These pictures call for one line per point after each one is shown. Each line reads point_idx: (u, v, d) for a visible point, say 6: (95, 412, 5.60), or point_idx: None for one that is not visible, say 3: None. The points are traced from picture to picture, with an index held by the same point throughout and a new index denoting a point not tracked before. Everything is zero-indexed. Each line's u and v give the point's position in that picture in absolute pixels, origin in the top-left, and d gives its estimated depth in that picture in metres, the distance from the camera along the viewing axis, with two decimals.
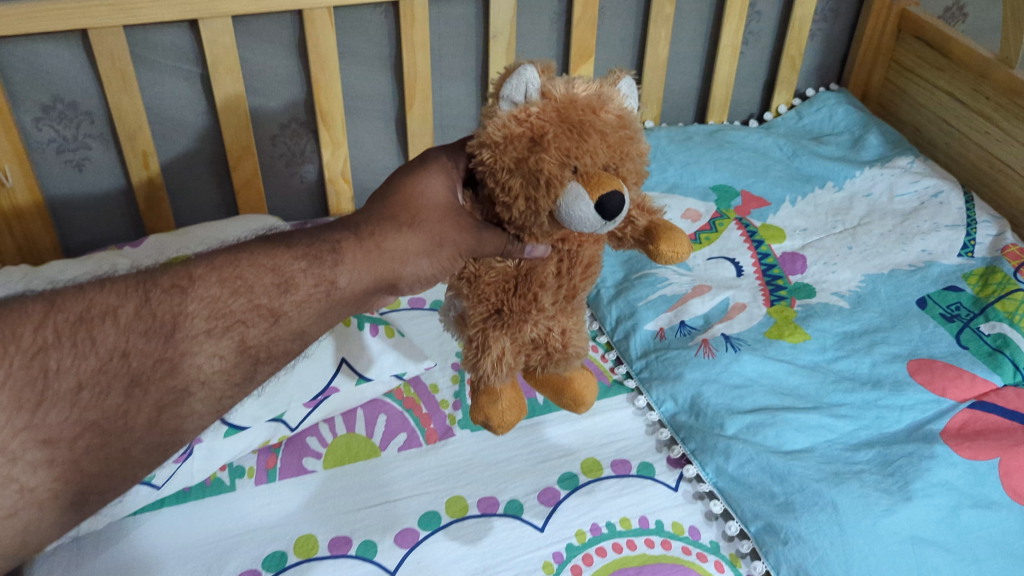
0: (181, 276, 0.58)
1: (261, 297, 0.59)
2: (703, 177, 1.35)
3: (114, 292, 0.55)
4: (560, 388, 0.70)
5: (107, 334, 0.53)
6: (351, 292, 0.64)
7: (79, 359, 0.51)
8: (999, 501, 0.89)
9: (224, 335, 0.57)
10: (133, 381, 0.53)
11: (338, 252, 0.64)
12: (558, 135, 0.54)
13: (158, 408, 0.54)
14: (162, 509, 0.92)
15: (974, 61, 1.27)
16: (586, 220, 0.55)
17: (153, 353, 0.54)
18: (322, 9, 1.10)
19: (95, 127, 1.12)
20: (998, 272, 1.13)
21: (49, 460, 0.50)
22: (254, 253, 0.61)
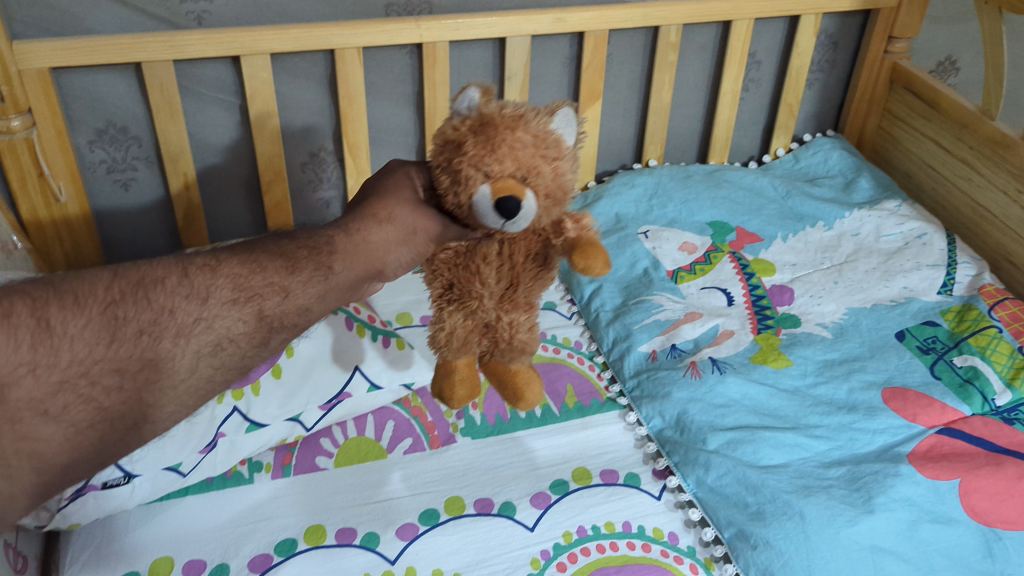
0: (211, 256, 0.69)
1: (273, 275, 0.70)
2: (701, 214, 1.44)
3: (160, 267, 0.67)
4: (506, 380, 0.83)
5: (159, 295, 0.64)
6: (347, 278, 0.73)
7: (139, 312, 0.63)
8: (958, 518, 0.95)
9: (247, 304, 0.68)
10: (180, 331, 0.64)
11: (333, 245, 0.74)
12: (474, 145, 0.67)
13: (198, 356, 0.64)
14: (186, 497, 1.01)
15: (959, 113, 1.35)
16: (489, 217, 0.65)
17: (193, 313, 0.65)
18: (353, 49, 1.21)
19: (142, 150, 1.24)
20: (973, 310, 1.21)
21: (120, 387, 0.60)
22: (266, 245, 0.73)
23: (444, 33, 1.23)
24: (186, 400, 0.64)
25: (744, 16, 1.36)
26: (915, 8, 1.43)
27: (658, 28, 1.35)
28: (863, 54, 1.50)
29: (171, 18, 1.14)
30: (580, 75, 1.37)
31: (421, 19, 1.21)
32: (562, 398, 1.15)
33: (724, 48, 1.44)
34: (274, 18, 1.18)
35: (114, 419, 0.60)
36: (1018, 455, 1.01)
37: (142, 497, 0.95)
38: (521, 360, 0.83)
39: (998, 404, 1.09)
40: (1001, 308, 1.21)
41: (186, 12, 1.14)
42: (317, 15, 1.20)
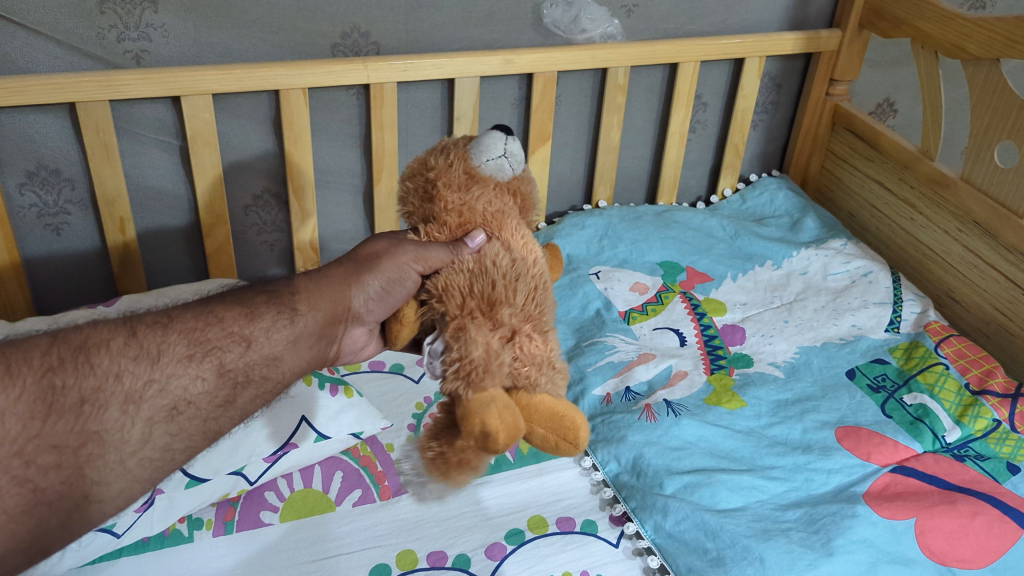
0: (162, 314, 0.67)
1: (232, 326, 0.68)
2: (651, 254, 1.44)
3: (106, 329, 0.63)
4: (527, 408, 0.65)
5: (103, 359, 0.61)
6: (312, 320, 0.72)
7: (81, 378, 0.60)
8: (916, 558, 0.95)
9: (204, 360, 0.65)
10: (128, 399, 0.61)
11: (297, 296, 0.73)
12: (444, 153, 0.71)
13: (151, 424, 0.62)
14: (121, 559, 0.95)
15: (899, 153, 1.38)
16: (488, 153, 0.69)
17: (143, 375, 0.62)
18: (298, 89, 1.18)
19: (76, 194, 1.19)
20: (920, 347, 1.23)
21: (58, 464, 0.58)
22: (223, 298, 0.71)
23: (392, 74, 1.21)
24: (138, 474, 0.62)
25: (690, 59, 1.38)
26: (855, 52, 1.47)
27: (606, 70, 1.36)
28: (806, 96, 1.53)
29: (107, 58, 1.10)
30: (529, 116, 1.37)
31: (369, 59, 1.19)
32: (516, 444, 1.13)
33: (670, 90, 1.45)
34: (216, 58, 1.15)
35: (53, 500, 0.58)
36: (970, 492, 1.01)
37: (73, 560, 0.90)
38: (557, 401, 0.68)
39: (948, 441, 1.10)
40: (946, 345, 1.23)
41: (124, 51, 1.10)
42: (261, 54, 1.17)
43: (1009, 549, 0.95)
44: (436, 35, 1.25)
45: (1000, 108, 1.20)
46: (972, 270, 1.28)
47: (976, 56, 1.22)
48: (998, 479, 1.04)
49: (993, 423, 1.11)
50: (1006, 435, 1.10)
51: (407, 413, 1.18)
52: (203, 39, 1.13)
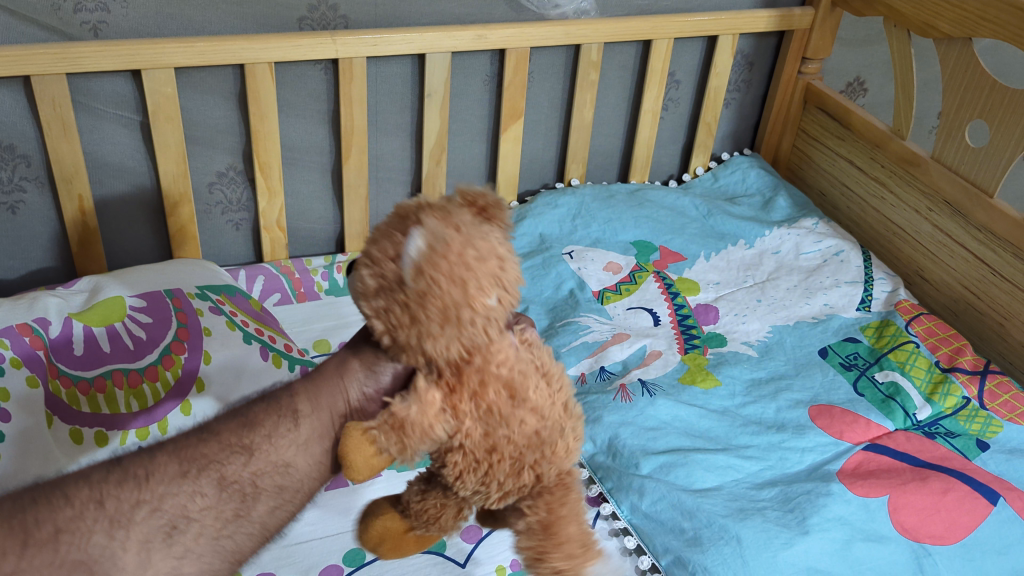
0: (160, 443, 0.55)
1: (228, 440, 0.54)
2: (624, 233, 1.43)
3: (84, 478, 0.51)
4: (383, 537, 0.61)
5: (80, 489, 0.51)
6: (322, 418, 0.56)
7: (56, 509, 0.49)
8: (889, 535, 0.95)
9: (200, 475, 0.52)
10: (114, 522, 0.50)
11: (294, 389, 0.57)
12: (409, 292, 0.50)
13: (147, 547, 0.50)
14: None
15: (870, 133, 1.38)
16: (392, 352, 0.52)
17: (133, 497, 0.51)
18: (264, 64, 1.15)
19: (31, 170, 1.14)
20: (891, 325, 1.24)
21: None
22: (225, 419, 0.58)
23: (362, 49, 1.18)
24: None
25: (664, 36, 1.36)
26: (826, 31, 1.47)
27: (580, 46, 1.34)
28: (778, 75, 1.53)
29: (64, 29, 1.06)
30: (501, 93, 1.35)
31: (337, 33, 1.16)
32: None
33: (643, 67, 1.44)
34: (179, 31, 1.11)
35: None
36: (941, 469, 1.02)
37: None
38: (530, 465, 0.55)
39: (919, 418, 1.10)
40: (917, 323, 1.24)
41: (80, 22, 1.06)
42: (225, 27, 1.14)
43: (979, 525, 0.96)
44: (407, 9, 1.22)
45: (971, 88, 1.20)
46: (941, 249, 1.29)
47: (947, 35, 1.23)
48: (968, 456, 1.05)
49: (963, 400, 1.12)
50: (975, 412, 1.11)
51: None
52: (164, 9, 1.09)
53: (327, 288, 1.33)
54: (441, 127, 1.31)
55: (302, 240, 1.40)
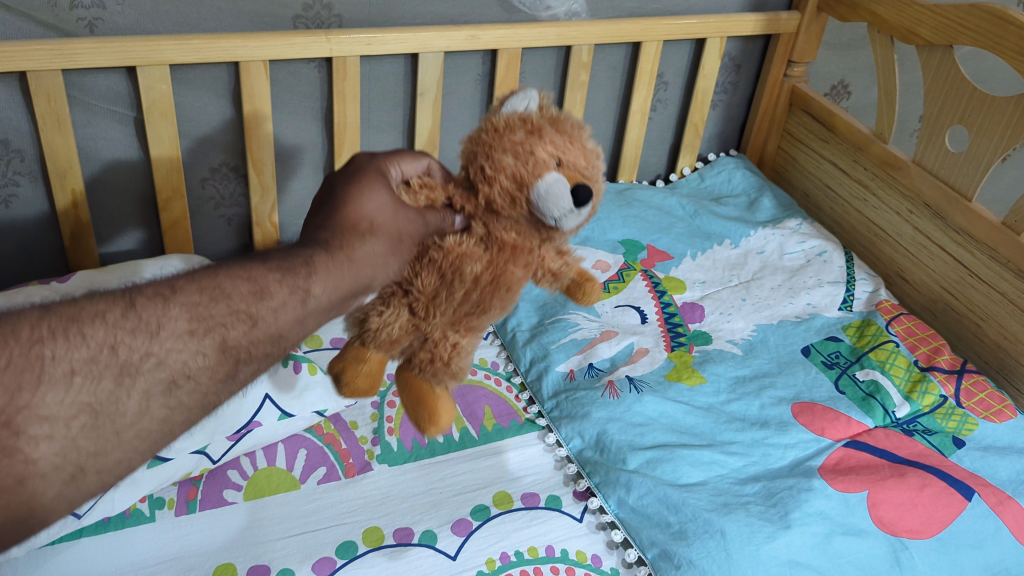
0: (163, 285, 0.59)
1: (237, 303, 0.60)
2: (613, 232, 1.46)
3: (102, 300, 0.56)
4: (420, 398, 0.74)
5: (97, 330, 0.54)
6: (324, 299, 0.65)
7: (72, 349, 0.53)
8: (868, 529, 0.98)
9: (206, 336, 0.58)
10: (124, 370, 0.55)
11: (311, 264, 0.65)
12: (543, 141, 0.69)
13: (147, 396, 0.55)
14: (81, 539, 0.93)
15: (854, 136, 1.41)
16: (561, 203, 0.67)
17: (141, 348, 0.56)
18: (259, 62, 1.16)
19: (25, 165, 1.15)
20: (872, 325, 1.27)
21: (50, 436, 0.51)
22: (228, 268, 0.62)
23: (356, 48, 1.19)
24: (138, 446, 0.55)
25: (653, 39, 1.38)
26: (812, 35, 1.49)
27: (570, 47, 1.36)
28: (764, 78, 1.55)
29: (59, 26, 1.06)
30: (492, 92, 1.36)
31: (332, 32, 1.17)
32: (480, 422, 1.13)
33: (633, 68, 1.46)
34: (174, 28, 1.12)
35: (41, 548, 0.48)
36: (919, 465, 1.05)
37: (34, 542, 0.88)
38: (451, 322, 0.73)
39: (898, 416, 1.13)
40: (897, 323, 1.27)
41: (77, 19, 1.07)
42: (220, 25, 1.15)
43: (954, 519, 0.99)
44: (400, 9, 1.24)
45: (951, 94, 1.23)
46: (921, 250, 1.32)
47: (929, 41, 1.26)
48: (944, 453, 1.08)
49: (940, 398, 1.15)
50: (952, 410, 1.14)
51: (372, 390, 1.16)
52: (159, 7, 1.10)
53: None
54: (433, 125, 1.33)
55: (294, 235, 1.41)
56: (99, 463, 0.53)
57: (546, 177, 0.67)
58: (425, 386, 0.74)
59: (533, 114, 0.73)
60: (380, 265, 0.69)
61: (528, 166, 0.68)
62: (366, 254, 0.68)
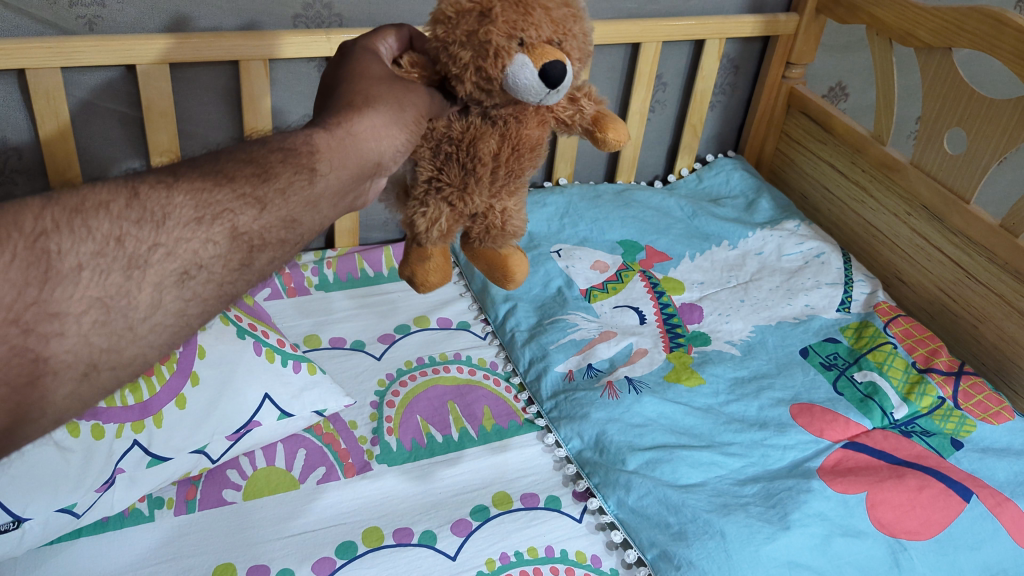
0: (164, 174, 0.57)
1: (244, 187, 0.59)
2: (611, 233, 1.46)
3: (104, 189, 0.54)
4: (494, 263, 0.81)
5: (102, 223, 0.52)
6: (334, 180, 0.63)
7: (78, 242, 0.51)
8: (867, 530, 0.98)
9: (215, 222, 0.57)
10: (132, 264, 0.53)
11: (312, 144, 0.63)
12: (503, 9, 0.63)
13: (160, 287, 0.54)
14: (79, 539, 0.93)
15: (851, 137, 1.42)
16: (532, 86, 0.63)
17: (147, 240, 0.53)
18: (259, 61, 1.16)
19: (23, 163, 1.14)
20: (870, 327, 1.27)
21: (61, 333, 0.49)
22: (231, 158, 0.61)
23: None
24: (152, 341, 0.54)
25: (652, 40, 1.38)
26: (811, 37, 1.50)
27: None
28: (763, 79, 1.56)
29: (59, 23, 1.06)
30: None
31: (332, 31, 1.17)
32: (479, 422, 1.13)
33: (632, 69, 1.46)
34: (173, 26, 1.12)
35: None
36: (917, 467, 1.06)
37: (33, 541, 0.88)
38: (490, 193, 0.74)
39: (896, 417, 1.14)
40: (894, 324, 1.28)
41: (76, 17, 1.06)
42: (219, 23, 1.14)
43: (953, 521, 0.99)
44: (401, 9, 1.23)
45: (949, 96, 1.24)
46: (918, 252, 1.33)
47: (927, 44, 1.26)
48: (943, 454, 1.09)
49: (938, 400, 1.16)
50: (950, 411, 1.14)
51: (371, 390, 1.16)
52: (159, 5, 1.09)
53: (317, 283, 1.33)
54: None
55: None
56: (112, 358, 0.52)
57: (511, 63, 0.62)
58: (493, 252, 0.80)
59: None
60: (386, 140, 0.66)
61: (490, 53, 0.63)
62: (369, 128, 0.65)
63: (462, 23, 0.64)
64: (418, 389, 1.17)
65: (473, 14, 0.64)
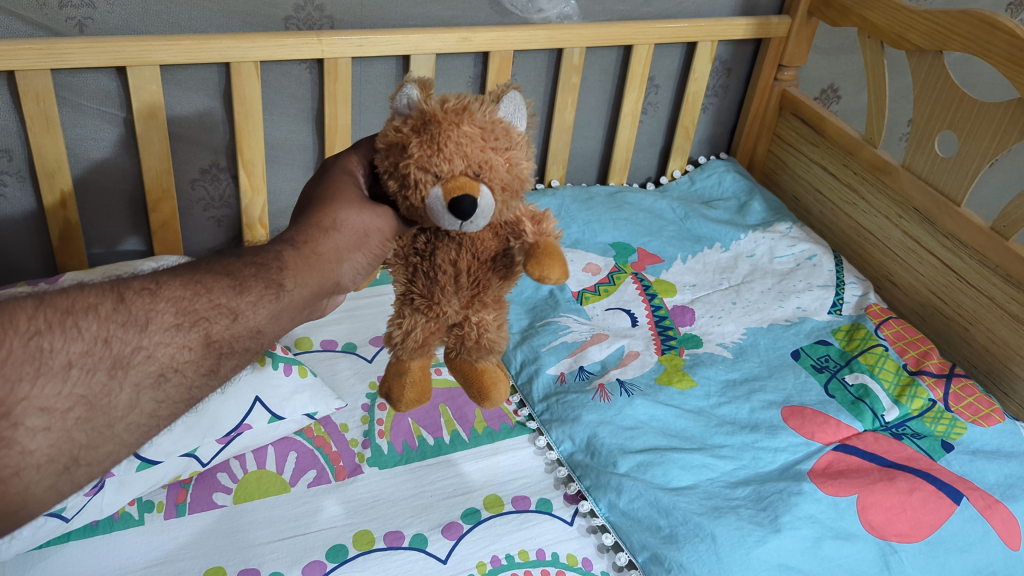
0: (149, 280, 0.63)
1: (220, 297, 0.64)
2: (604, 235, 1.46)
3: (92, 293, 0.60)
4: (472, 378, 0.78)
5: (91, 323, 0.58)
6: (299, 296, 0.68)
7: (69, 342, 0.57)
8: (858, 533, 0.99)
9: (192, 329, 0.62)
10: (116, 362, 0.58)
11: (282, 260, 0.68)
12: (419, 146, 0.63)
13: (138, 389, 0.59)
14: (68, 543, 0.92)
15: (843, 139, 1.42)
16: (447, 219, 0.63)
17: (131, 342, 0.59)
18: (249, 63, 1.15)
19: (13, 164, 1.14)
20: (861, 329, 1.27)
21: (47, 427, 0.55)
22: (210, 264, 0.67)
23: (348, 49, 1.19)
24: (128, 437, 0.59)
25: (645, 41, 1.39)
26: (803, 39, 1.50)
27: (562, 49, 1.36)
28: (755, 81, 1.56)
29: (48, 25, 1.05)
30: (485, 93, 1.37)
31: (323, 34, 1.17)
32: (470, 424, 1.13)
33: (624, 71, 1.46)
34: (164, 28, 1.11)
35: None
36: (908, 469, 1.06)
37: (21, 548, 0.87)
38: (462, 300, 0.73)
39: (887, 420, 1.14)
40: (886, 327, 1.28)
41: (66, 18, 1.06)
42: (210, 25, 1.14)
43: (943, 523, 1.00)
44: (392, 11, 1.23)
45: (941, 98, 1.24)
46: (910, 254, 1.33)
47: (918, 46, 1.26)
48: (933, 457, 1.09)
49: (929, 402, 1.16)
50: (941, 414, 1.14)
51: (362, 393, 1.16)
52: (150, 7, 1.09)
53: None
54: None
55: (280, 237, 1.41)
56: (91, 455, 0.57)
57: (426, 196, 0.63)
58: (472, 367, 0.78)
59: (415, 106, 0.66)
60: (347, 260, 0.71)
61: (412, 188, 0.64)
62: (331, 249, 0.70)
63: (392, 150, 0.66)
64: None
65: (399, 143, 0.65)
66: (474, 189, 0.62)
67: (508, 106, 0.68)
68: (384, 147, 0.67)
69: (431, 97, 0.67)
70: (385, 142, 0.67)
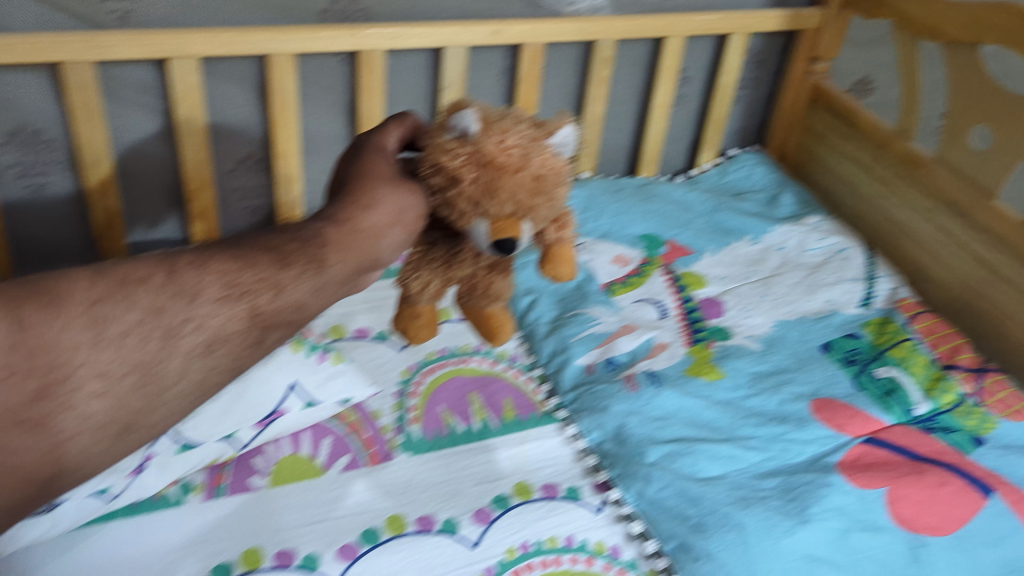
0: (197, 254, 0.65)
1: (265, 271, 0.66)
2: (632, 227, 1.47)
3: (143, 266, 0.63)
4: (480, 320, 0.81)
5: (143, 294, 0.61)
6: (340, 270, 0.69)
7: (123, 311, 0.59)
8: (886, 525, 0.99)
9: (239, 300, 0.64)
10: (168, 333, 0.60)
11: (323, 237, 0.69)
12: (471, 184, 0.65)
13: (189, 358, 0.61)
14: (112, 522, 0.95)
15: (877, 132, 1.41)
16: (489, 250, 0.67)
17: (181, 312, 0.61)
18: (286, 55, 1.17)
19: (57, 154, 1.17)
20: (892, 323, 1.28)
21: (104, 393, 0.57)
22: (255, 242, 0.69)
23: (382, 42, 1.20)
24: (176, 406, 0.61)
25: (676, 34, 1.39)
26: (836, 31, 1.49)
27: (594, 43, 1.36)
28: (787, 75, 1.56)
29: (91, 18, 1.08)
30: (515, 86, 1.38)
31: (357, 27, 1.18)
32: (500, 412, 1.14)
33: (655, 64, 1.47)
34: (203, 20, 1.14)
35: None
36: (937, 463, 1.06)
37: (67, 523, 0.90)
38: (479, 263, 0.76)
39: (917, 413, 1.14)
40: (917, 321, 1.28)
41: (108, 11, 1.08)
42: (247, 19, 1.16)
43: (972, 518, 0.99)
44: (425, 5, 1.25)
45: (977, 93, 1.23)
46: (943, 248, 1.32)
47: (954, 40, 1.25)
48: (964, 451, 1.08)
49: (959, 397, 1.16)
50: (972, 409, 1.14)
51: (393, 381, 1.18)
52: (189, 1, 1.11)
53: None
54: None
55: None
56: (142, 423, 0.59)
57: (471, 226, 0.66)
58: (481, 311, 0.81)
59: (472, 137, 0.66)
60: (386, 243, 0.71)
61: (457, 213, 0.67)
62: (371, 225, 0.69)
63: (440, 172, 0.67)
64: (441, 380, 1.18)
65: (450, 172, 0.66)
66: (518, 231, 0.66)
67: (561, 139, 0.69)
68: (431, 163, 0.68)
69: (488, 125, 0.67)
70: (431, 157, 0.68)
